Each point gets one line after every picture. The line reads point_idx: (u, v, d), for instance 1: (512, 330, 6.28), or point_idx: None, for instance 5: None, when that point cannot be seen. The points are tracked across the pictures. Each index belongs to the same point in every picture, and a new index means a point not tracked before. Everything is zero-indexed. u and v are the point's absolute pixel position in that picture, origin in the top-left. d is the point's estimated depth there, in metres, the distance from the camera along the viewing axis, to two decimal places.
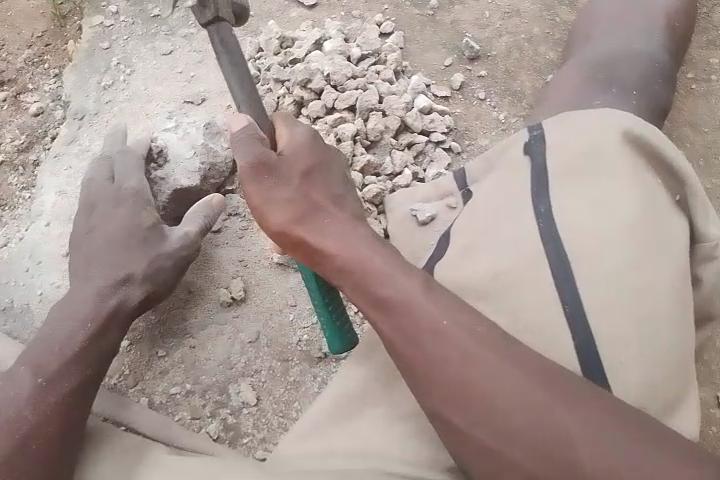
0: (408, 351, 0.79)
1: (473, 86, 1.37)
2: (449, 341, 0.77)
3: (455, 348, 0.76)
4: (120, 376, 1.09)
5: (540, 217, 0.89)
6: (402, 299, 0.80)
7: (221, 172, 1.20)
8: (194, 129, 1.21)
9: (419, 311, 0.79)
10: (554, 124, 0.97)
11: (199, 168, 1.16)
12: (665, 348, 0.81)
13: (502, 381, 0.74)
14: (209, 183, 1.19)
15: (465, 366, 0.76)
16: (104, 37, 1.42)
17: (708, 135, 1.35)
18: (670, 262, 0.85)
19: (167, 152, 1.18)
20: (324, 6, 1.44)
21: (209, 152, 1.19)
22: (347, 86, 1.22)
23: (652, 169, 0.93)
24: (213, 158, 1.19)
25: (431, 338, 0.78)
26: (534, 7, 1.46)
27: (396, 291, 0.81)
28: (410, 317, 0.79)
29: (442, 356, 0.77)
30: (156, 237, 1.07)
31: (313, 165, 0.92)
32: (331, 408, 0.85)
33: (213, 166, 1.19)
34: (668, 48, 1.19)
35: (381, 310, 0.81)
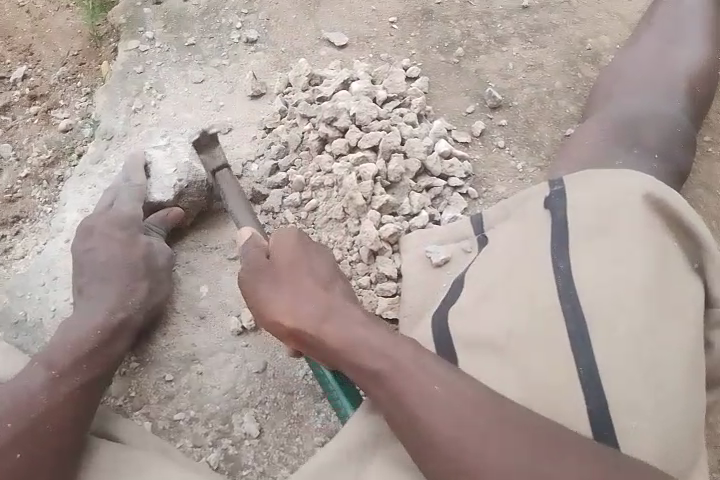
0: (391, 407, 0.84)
1: (493, 134, 1.39)
2: (441, 400, 0.81)
3: (446, 407, 0.81)
4: (125, 397, 1.09)
5: (558, 273, 0.90)
6: (390, 363, 0.85)
7: (201, 191, 1.20)
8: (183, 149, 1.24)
9: (412, 371, 0.84)
10: (575, 181, 1.00)
11: (175, 184, 1.17)
12: (675, 413, 0.82)
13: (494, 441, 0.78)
14: (186, 200, 1.19)
15: (455, 425, 0.79)
16: (138, 61, 1.46)
17: None
18: (685, 327, 0.86)
19: (152, 165, 1.21)
20: (353, 46, 1.48)
21: (189, 170, 1.19)
22: (371, 127, 1.25)
23: (670, 231, 0.94)
24: (196, 176, 1.19)
25: (422, 397, 0.82)
26: (557, 62, 1.49)
27: (385, 358, 0.86)
28: (406, 384, 0.83)
29: (434, 414, 0.81)
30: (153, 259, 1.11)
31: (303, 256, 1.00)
32: (341, 450, 0.89)
33: (192, 183, 1.19)
34: (688, 112, 1.21)
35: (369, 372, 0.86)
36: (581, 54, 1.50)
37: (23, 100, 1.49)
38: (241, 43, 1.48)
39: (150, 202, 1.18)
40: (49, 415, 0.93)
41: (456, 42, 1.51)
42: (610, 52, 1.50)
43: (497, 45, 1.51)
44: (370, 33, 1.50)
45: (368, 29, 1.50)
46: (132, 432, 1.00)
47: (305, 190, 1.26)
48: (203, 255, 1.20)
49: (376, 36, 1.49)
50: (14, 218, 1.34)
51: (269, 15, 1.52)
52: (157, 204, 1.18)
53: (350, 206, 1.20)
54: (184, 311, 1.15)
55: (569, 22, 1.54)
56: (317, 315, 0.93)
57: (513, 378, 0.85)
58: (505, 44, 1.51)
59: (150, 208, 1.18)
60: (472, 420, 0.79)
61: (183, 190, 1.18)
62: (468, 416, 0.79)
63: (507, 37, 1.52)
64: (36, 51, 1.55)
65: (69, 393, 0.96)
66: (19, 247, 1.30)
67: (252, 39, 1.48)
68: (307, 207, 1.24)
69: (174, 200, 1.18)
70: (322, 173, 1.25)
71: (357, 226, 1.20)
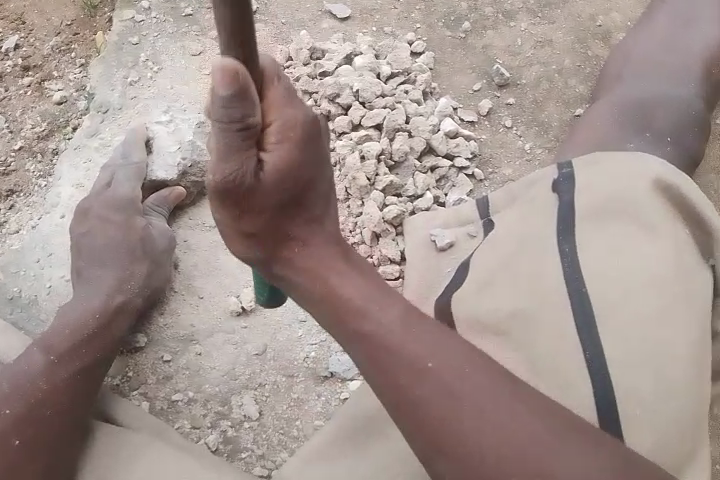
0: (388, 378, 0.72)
1: (500, 113, 1.36)
2: (456, 383, 0.70)
3: (462, 390, 0.70)
4: (122, 377, 1.07)
5: (564, 257, 0.87)
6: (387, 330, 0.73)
7: (204, 171, 1.19)
8: (186, 125, 1.22)
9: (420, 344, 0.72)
10: (583, 164, 0.97)
11: (178, 164, 1.16)
12: (681, 403, 0.80)
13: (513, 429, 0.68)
14: (189, 180, 1.18)
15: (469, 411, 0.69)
16: (135, 31, 1.41)
17: None
18: (693, 316, 0.84)
19: (154, 142, 1.18)
20: (357, 19, 1.43)
21: (192, 150, 1.18)
22: (375, 104, 1.22)
23: (680, 217, 0.92)
24: (198, 156, 1.18)
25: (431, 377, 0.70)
26: (567, 39, 1.45)
27: (383, 319, 0.74)
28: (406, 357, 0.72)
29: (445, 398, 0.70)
30: (151, 238, 1.09)
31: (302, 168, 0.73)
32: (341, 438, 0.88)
33: (195, 164, 1.18)
34: (701, 94, 1.18)
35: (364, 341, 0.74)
36: (591, 31, 1.46)
37: (15, 70, 1.44)
38: None
39: (150, 180, 1.16)
40: (49, 399, 0.93)
41: (463, 17, 1.46)
42: (621, 29, 1.46)
43: (505, 21, 1.46)
44: (375, 6, 1.45)
45: (372, 1, 1.46)
46: (133, 416, 1.00)
47: None
48: (202, 235, 1.18)
49: (380, 9, 1.45)
50: (7, 193, 1.30)
51: None
52: (158, 182, 1.16)
53: (353, 187, 1.17)
54: (182, 291, 1.13)
55: None
56: (311, 259, 0.78)
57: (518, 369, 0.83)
58: (513, 19, 1.46)
59: (150, 185, 1.16)
60: (489, 401, 0.69)
61: (187, 170, 1.17)
62: (485, 400, 0.69)
63: (516, 12, 1.47)
64: (28, 20, 1.49)
65: (67, 375, 0.95)
66: (13, 222, 1.27)
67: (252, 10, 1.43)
68: None
69: (177, 179, 1.16)
70: None
71: (360, 206, 1.17)
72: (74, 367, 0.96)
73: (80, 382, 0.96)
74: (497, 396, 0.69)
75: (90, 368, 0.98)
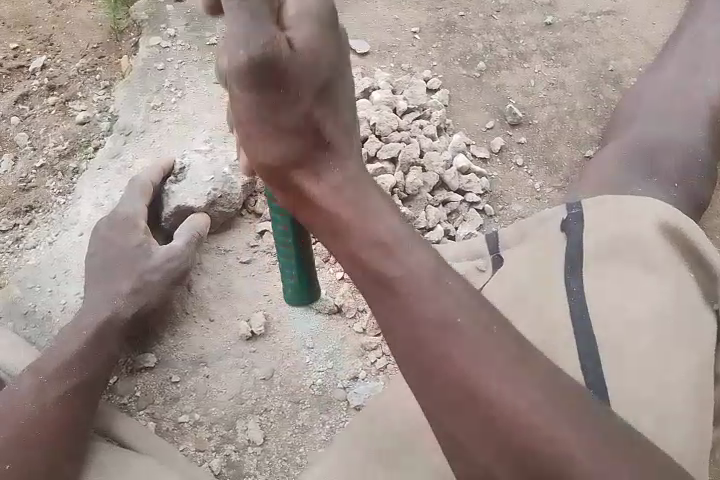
0: (402, 334, 0.67)
1: (511, 152, 1.39)
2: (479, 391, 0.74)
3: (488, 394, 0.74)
4: (130, 396, 1.09)
5: (572, 298, 0.89)
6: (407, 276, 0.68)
7: (232, 204, 1.19)
8: (224, 159, 1.23)
9: (428, 295, 0.67)
10: (593, 205, 0.98)
11: (208, 192, 1.15)
12: (684, 447, 0.81)
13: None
14: (217, 210, 1.17)
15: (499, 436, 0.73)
16: (159, 57, 1.46)
17: None
18: (699, 362, 0.85)
19: (189, 170, 1.19)
20: (375, 55, 1.48)
21: (225, 182, 1.18)
22: (390, 138, 1.25)
23: (687, 263, 0.93)
24: (229, 189, 1.18)
25: (472, 366, 0.64)
26: (579, 81, 1.48)
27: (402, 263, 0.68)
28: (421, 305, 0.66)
29: (470, 367, 0.64)
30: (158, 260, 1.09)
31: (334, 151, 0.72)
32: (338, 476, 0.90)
33: (224, 195, 1.17)
34: (712, 143, 1.20)
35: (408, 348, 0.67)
36: (602, 75, 1.49)
37: (41, 90, 1.48)
38: None
39: (178, 207, 1.16)
40: (58, 416, 0.96)
41: (479, 56, 1.50)
42: (633, 75, 1.50)
43: (519, 62, 1.50)
44: (393, 43, 1.50)
45: (391, 38, 1.50)
46: (137, 435, 1.01)
47: None
48: (216, 258, 1.19)
49: (398, 46, 1.50)
50: (27, 209, 1.33)
51: None
52: (185, 208, 1.16)
53: None
54: (194, 314, 1.15)
55: (593, 41, 1.54)
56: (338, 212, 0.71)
57: None
58: (527, 61, 1.50)
59: (178, 211, 1.16)
60: (496, 368, 0.64)
61: (216, 200, 1.16)
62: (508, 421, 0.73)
63: (530, 53, 1.51)
64: (56, 41, 1.54)
65: (65, 395, 0.98)
66: (30, 237, 1.30)
67: None
68: None
69: (205, 208, 1.16)
70: None
71: None
72: (72, 386, 0.99)
73: (77, 399, 0.98)
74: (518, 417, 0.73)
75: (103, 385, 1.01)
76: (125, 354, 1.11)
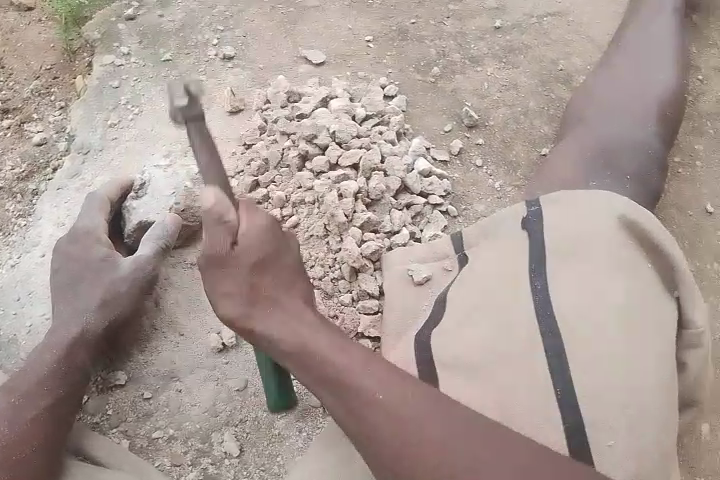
0: (350, 405, 0.81)
1: (470, 153, 1.42)
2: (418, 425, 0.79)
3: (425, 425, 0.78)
4: (102, 415, 1.07)
5: (536, 292, 0.92)
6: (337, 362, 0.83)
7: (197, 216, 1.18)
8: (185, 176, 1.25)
9: (357, 384, 0.81)
10: (551, 203, 1.02)
11: (173, 205, 1.16)
12: (650, 434, 0.83)
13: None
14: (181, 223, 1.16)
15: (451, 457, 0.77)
16: (115, 76, 1.45)
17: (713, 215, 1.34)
18: (662, 350, 0.88)
19: (150, 186, 1.19)
20: (331, 64, 1.50)
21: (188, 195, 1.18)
22: (351, 144, 1.26)
23: (647, 254, 0.96)
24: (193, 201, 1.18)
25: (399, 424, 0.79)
26: (531, 82, 1.53)
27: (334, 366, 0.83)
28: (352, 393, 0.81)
29: (403, 411, 0.80)
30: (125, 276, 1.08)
31: (268, 255, 0.87)
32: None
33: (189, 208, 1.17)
34: (659, 134, 1.24)
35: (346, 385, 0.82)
36: (553, 75, 1.54)
37: None
38: (218, 59, 1.49)
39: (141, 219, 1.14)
40: (28, 436, 0.94)
41: (433, 62, 1.54)
42: (581, 74, 1.55)
43: (471, 66, 1.54)
44: (348, 52, 1.52)
45: (346, 47, 1.53)
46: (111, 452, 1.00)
47: (286, 207, 1.23)
48: (183, 272, 1.18)
49: (354, 55, 1.52)
50: None
51: (246, 32, 1.54)
52: (147, 222, 1.14)
53: (332, 224, 1.18)
54: (164, 329, 1.14)
55: (542, 43, 1.59)
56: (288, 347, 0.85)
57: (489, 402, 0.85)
58: (479, 64, 1.54)
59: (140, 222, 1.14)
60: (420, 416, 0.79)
61: (180, 212, 1.16)
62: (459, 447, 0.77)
63: (482, 57, 1.56)
64: (8, 64, 1.52)
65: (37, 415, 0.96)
66: None
67: (229, 55, 1.49)
68: (287, 224, 1.22)
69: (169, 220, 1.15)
70: (302, 189, 1.24)
71: (339, 243, 1.19)
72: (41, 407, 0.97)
73: (49, 418, 0.96)
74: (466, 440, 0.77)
75: (74, 402, 1.00)
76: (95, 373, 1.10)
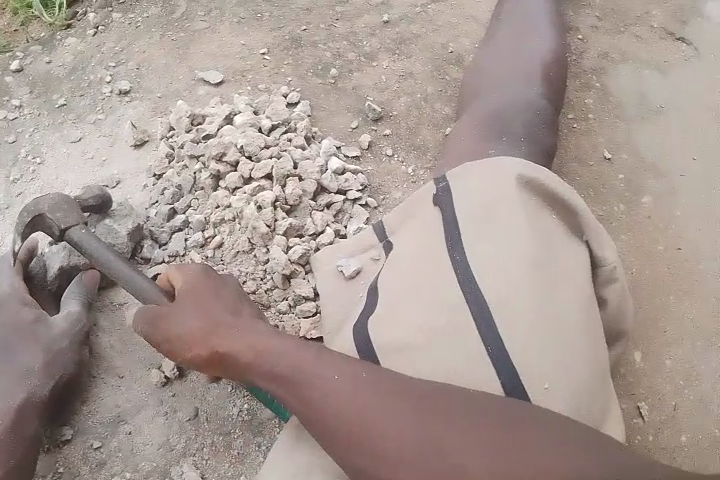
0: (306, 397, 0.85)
1: (380, 144, 1.45)
2: (375, 413, 0.82)
3: (381, 414, 0.82)
4: (53, 474, 1.03)
5: (455, 263, 0.95)
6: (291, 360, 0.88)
7: None
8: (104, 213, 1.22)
9: (314, 374, 0.86)
10: (457, 175, 1.06)
11: None
12: (580, 372, 0.88)
13: (472, 454, 0.77)
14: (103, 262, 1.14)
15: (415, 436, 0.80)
16: (10, 130, 1.41)
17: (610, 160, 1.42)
18: (576, 293, 0.93)
19: None
20: (230, 82, 1.50)
21: (108, 232, 1.19)
22: (261, 156, 1.27)
23: (550, 208, 1.01)
24: None
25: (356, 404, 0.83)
26: (426, 68, 1.58)
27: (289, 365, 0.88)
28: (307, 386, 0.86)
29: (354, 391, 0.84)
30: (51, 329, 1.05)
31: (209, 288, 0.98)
32: None
33: None
34: (548, 96, 1.31)
35: (302, 394, 0.86)
36: (446, 58, 1.60)
37: None
38: (114, 95, 1.47)
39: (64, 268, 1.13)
40: None
41: (330, 64, 1.56)
42: (471, 52, 1.61)
43: (367, 61, 1.58)
44: (245, 67, 1.53)
45: (242, 63, 1.53)
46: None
47: (208, 228, 1.23)
48: (111, 315, 1.16)
49: (251, 69, 1.53)
50: None
51: (139, 64, 1.52)
52: (71, 266, 1.13)
53: (256, 236, 1.19)
54: (102, 375, 1.11)
55: (430, 30, 1.64)
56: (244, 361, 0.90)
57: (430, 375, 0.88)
58: (375, 59, 1.58)
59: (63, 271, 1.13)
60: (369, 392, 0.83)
61: None
62: (413, 417, 0.81)
63: (376, 52, 1.59)
64: None
65: None
66: None
67: (125, 89, 1.47)
68: (212, 245, 1.21)
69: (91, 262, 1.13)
70: (221, 208, 1.23)
71: (266, 254, 1.19)
72: None
73: None
74: (419, 412, 0.81)
75: (19, 469, 0.97)
76: None
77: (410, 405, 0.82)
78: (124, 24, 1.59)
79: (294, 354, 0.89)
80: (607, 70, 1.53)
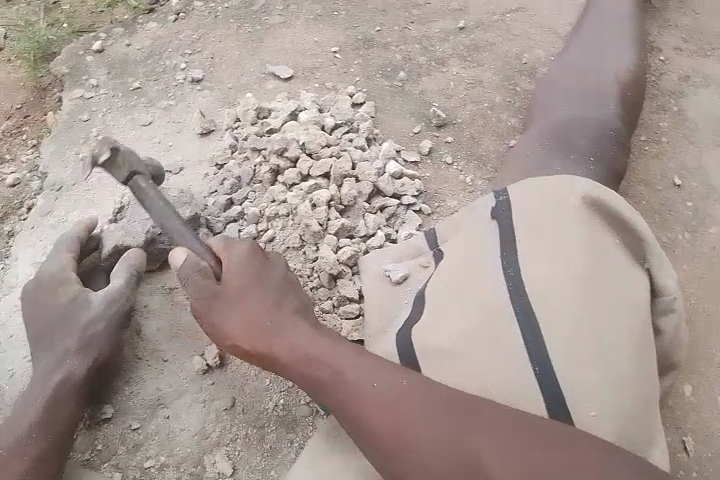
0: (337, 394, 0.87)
1: (441, 151, 1.42)
2: (404, 416, 0.82)
3: (409, 418, 0.82)
4: (92, 450, 1.07)
5: (506, 274, 0.93)
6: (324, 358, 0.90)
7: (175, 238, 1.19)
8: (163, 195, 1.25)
9: (346, 373, 0.88)
10: (516, 187, 1.03)
11: (149, 230, 1.16)
12: (627, 400, 0.85)
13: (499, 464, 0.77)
14: (158, 246, 1.17)
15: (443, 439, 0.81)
16: (85, 108, 1.47)
17: (682, 187, 1.35)
18: (630, 318, 0.90)
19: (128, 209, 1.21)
20: (298, 78, 1.51)
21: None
22: (321, 154, 1.27)
23: (612, 230, 0.97)
24: None
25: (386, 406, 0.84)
26: (496, 78, 1.54)
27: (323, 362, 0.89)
28: (339, 385, 0.87)
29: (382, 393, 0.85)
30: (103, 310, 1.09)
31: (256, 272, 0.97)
32: None
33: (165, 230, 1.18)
34: (621, 116, 1.25)
35: (336, 392, 0.87)
36: (518, 68, 1.56)
37: None
38: (186, 83, 1.50)
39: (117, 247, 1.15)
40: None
41: (398, 66, 1.55)
42: (546, 64, 1.56)
43: (437, 67, 1.55)
44: (314, 64, 1.54)
45: (312, 60, 1.54)
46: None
47: (261, 222, 1.24)
48: (161, 297, 1.19)
49: (320, 67, 1.53)
50: None
51: (213, 54, 1.55)
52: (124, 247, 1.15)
53: (307, 233, 1.19)
54: (147, 357, 1.14)
55: (504, 39, 1.60)
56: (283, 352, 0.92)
57: (470, 387, 0.86)
58: (445, 64, 1.56)
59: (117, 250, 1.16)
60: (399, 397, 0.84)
61: (157, 236, 1.17)
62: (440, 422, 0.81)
63: (447, 58, 1.57)
64: None
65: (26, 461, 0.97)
66: None
67: (197, 78, 1.50)
68: (264, 238, 1.22)
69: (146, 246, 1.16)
70: (276, 203, 1.24)
71: (315, 252, 1.19)
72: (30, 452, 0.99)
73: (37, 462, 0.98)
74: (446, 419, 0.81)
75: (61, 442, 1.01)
76: None
77: (438, 411, 0.82)
78: (204, 13, 1.62)
79: (328, 351, 0.90)
80: (688, 93, 1.46)
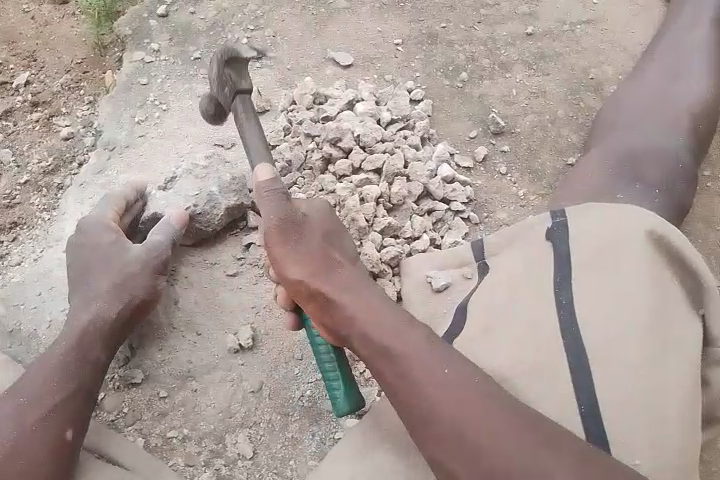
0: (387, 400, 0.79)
1: (495, 160, 1.40)
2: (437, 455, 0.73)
3: None
4: (118, 412, 1.08)
5: (561, 306, 0.91)
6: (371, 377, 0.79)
7: (213, 221, 1.18)
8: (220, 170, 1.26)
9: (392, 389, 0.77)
10: (578, 213, 1.00)
11: (187, 208, 1.16)
12: (674, 450, 0.83)
13: None
14: (194, 225, 1.17)
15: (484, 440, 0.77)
16: (144, 72, 1.47)
17: None
18: (686, 365, 0.87)
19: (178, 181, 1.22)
20: (358, 67, 1.49)
21: (209, 200, 1.18)
22: (375, 149, 1.26)
23: (674, 270, 0.94)
24: (212, 207, 1.18)
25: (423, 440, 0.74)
26: (560, 90, 1.50)
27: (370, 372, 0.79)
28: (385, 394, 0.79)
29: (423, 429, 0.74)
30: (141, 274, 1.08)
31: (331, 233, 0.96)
32: None
33: (207, 212, 1.18)
34: (690, 148, 1.22)
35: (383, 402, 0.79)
36: (584, 83, 1.52)
37: (24, 106, 1.48)
38: None
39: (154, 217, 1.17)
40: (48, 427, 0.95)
41: (461, 67, 1.52)
42: (612, 82, 1.52)
43: (501, 71, 1.52)
44: (376, 54, 1.52)
45: (374, 50, 1.52)
46: (135, 457, 1.01)
47: None
48: (203, 271, 1.19)
49: (382, 58, 1.51)
50: (11, 226, 1.32)
51: (276, 32, 1.54)
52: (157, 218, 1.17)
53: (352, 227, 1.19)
54: (182, 328, 1.15)
55: (572, 51, 1.56)
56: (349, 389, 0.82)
57: None
58: (509, 70, 1.52)
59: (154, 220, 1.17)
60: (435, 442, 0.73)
61: (195, 215, 1.17)
62: None
63: (511, 63, 1.54)
64: (40, 57, 1.54)
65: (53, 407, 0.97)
66: (15, 253, 1.29)
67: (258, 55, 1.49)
68: None
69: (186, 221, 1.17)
70: (325, 192, 1.24)
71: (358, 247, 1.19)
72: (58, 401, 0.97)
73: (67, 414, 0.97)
74: None
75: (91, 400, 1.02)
76: (112, 370, 1.11)
77: None
78: None
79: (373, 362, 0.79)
80: None
